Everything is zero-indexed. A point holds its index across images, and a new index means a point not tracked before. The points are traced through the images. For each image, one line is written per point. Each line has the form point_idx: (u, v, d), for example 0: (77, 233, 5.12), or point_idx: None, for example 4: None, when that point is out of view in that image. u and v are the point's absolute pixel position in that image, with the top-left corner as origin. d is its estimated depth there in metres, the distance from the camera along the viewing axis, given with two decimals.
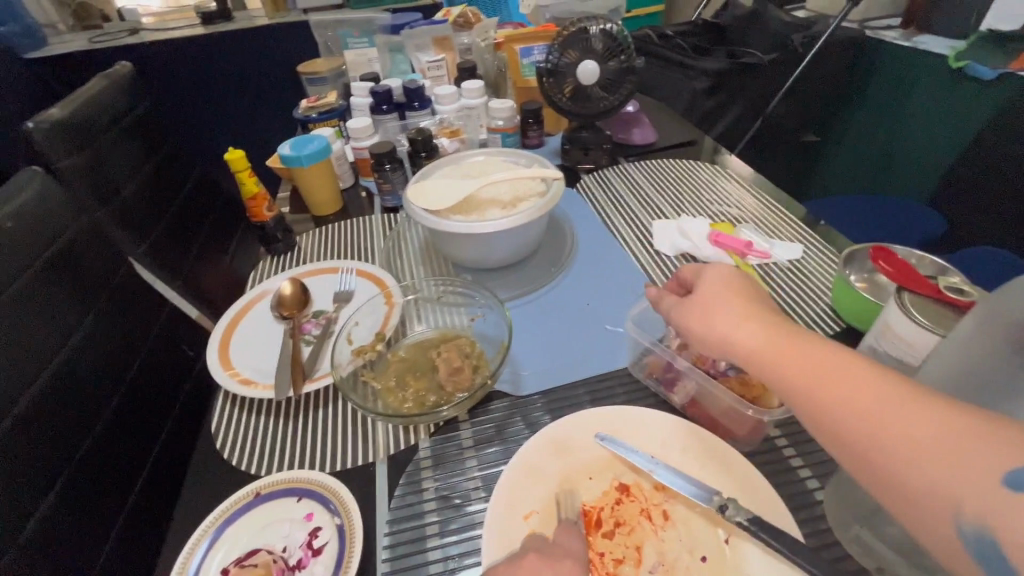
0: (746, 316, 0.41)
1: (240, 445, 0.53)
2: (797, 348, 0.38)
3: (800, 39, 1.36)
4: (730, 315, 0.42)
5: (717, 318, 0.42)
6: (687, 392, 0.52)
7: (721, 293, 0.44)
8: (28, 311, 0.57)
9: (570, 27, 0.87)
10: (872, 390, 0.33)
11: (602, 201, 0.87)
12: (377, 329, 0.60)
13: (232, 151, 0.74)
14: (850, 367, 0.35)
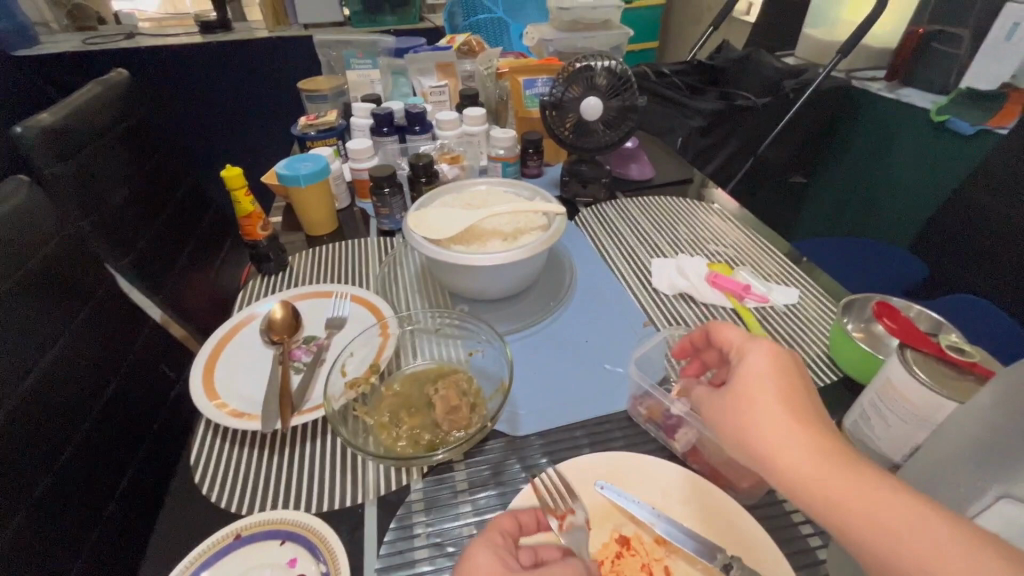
0: (784, 412, 0.39)
1: (221, 480, 0.50)
2: (836, 464, 0.36)
3: (791, 85, 1.41)
4: (766, 406, 0.39)
5: (750, 409, 0.40)
6: (688, 441, 0.51)
7: (758, 378, 0.40)
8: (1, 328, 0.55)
9: (575, 64, 0.88)
10: (910, 526, 0.33)
11: (600, 235, 0.88)
12: (371, 360, 0.58)
13: (230, 168, 0.72)
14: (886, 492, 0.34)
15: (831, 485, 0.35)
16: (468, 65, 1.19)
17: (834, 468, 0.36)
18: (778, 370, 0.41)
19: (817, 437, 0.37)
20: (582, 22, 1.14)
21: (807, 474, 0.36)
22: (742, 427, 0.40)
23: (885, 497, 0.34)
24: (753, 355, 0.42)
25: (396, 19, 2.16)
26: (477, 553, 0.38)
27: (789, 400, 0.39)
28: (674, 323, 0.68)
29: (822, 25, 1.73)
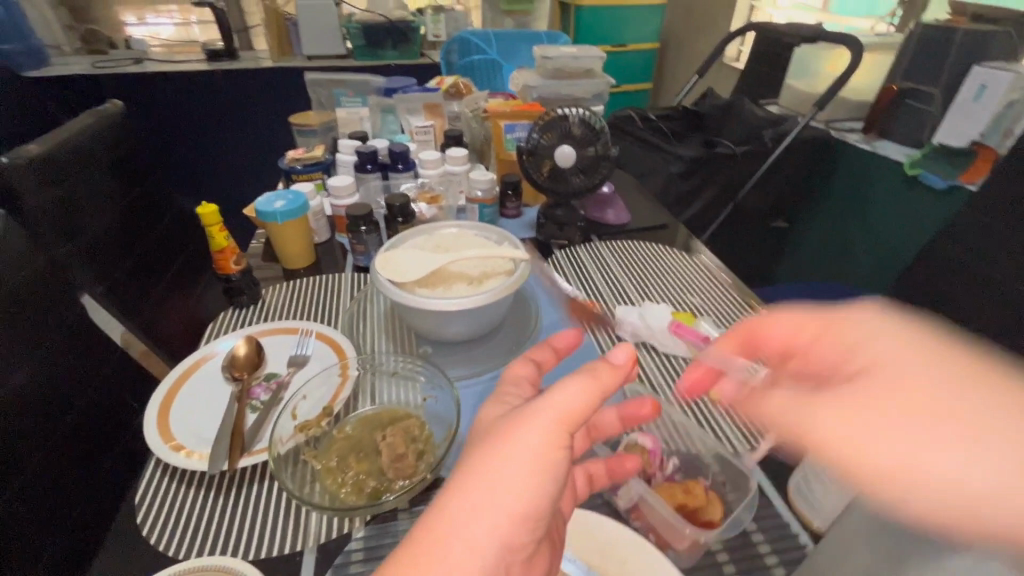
0: (946, 388, 0.30)
1: (163, 521, 0.50)
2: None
3: (770, 135, 1.45)
4: (919, 383, 0.31)
5: (891, 393, 0.31)
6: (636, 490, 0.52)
7: (898, 357, 0.33)
8: None
9: (551, 113, 0.92)
10: None
11: (571, 279, 0.89)
12: (325, 403, 0.59)
13: (206, 205, 0.74)
14: None
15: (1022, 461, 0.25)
16: (455, 106, 1.23)
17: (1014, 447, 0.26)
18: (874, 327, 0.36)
19: (990, 407, 0.28)
20: (565, 70, 1.19)
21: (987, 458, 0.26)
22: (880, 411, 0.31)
23: None
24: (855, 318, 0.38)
25: (397, 54, 2.24)
26: (485, 412, 0.44)
27: (957, 376, 0.30)
28: (633, 372, 0.69)
29: (806, 78, 1.77)
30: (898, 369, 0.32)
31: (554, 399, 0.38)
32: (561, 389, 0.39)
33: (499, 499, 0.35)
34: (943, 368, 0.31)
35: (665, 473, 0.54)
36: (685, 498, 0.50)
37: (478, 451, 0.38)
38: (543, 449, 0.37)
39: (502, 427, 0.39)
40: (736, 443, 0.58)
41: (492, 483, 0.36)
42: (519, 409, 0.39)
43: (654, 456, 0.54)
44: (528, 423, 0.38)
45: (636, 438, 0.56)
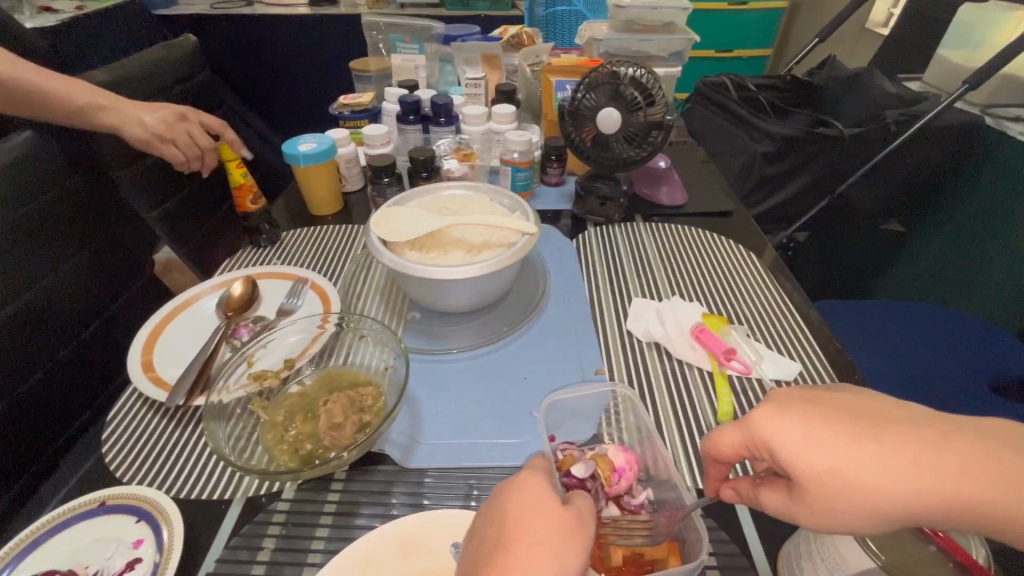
0: (832, 454, 0.32)
1: (121, 442, 0.52)
2: (873, 451, 0.32)
3: (895, 116, 1.18)
4: (826, 466, 0.32)
5: (832, 495, 0.32)
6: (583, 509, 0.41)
7: (798, 456, 0.33)
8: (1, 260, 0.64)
9: (603, 68, 0.80)
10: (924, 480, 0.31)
11: (596, 261, 0.79)
12: (289, 357, 0.57)
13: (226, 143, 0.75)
14: (921, 469, 0.31)
15: (872, 494, 0.31)
16: (514, 59, 1.14)
17: (866, 489, 0.31)
18: (795, 431, 0.33)
19: (849, 458, 0.32)
20: (641, 22, 1.03)
21: (862, 502, 0.31)
22: (827, 502, 0.32)
23: (920, 465, 0.31)
24: (771, 433, 0.34)
25: (488, 4, 2.16)
26: (513, 499, 0.38)
27: (845, 444, 0.32)
28: (632, 378, 0.60)
29: (968, 47, 1.39)
30: (825, 485, 0.32)
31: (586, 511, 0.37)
32: (588, 506, 0.38)
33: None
34: (829, 437, 0.33)
35: (633, 501, 0.44)
36: (642, 545, 0.41)
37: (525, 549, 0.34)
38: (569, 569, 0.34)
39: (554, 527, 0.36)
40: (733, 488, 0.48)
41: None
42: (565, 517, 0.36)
43: (621, 476, 0.45)
44: (575, 543, 0.35)
45: (607, 450, 0.46)
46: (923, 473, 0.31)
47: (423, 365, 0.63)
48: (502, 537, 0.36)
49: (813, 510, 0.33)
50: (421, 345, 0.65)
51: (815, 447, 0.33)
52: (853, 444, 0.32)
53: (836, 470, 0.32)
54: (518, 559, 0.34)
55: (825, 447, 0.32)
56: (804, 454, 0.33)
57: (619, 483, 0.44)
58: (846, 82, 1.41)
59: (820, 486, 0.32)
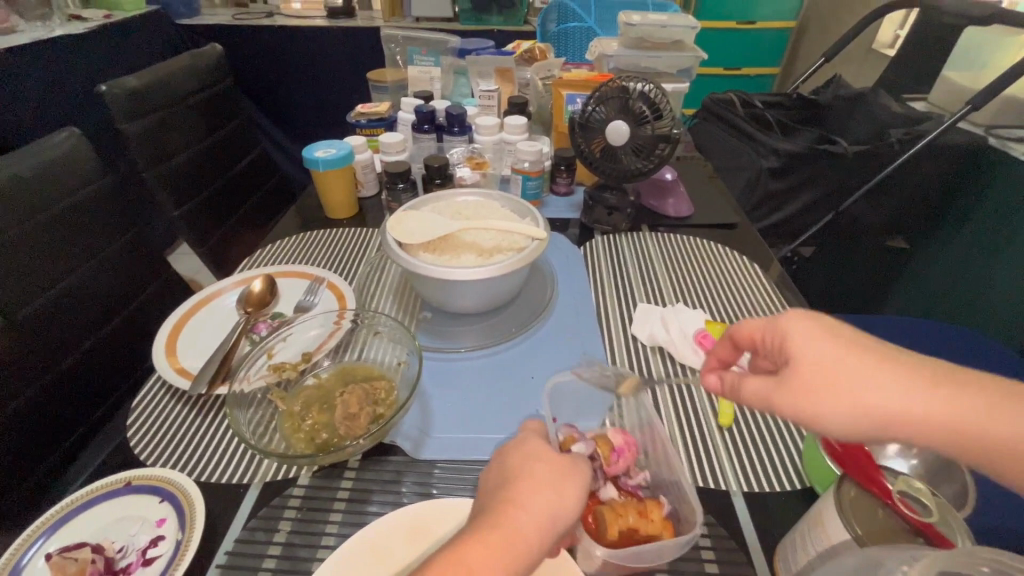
0: (841, 352, 0.36)
1: (146, 428, 0.54)
2: (881, 366, 0.36)
3: (898, 135, 1.20)
4: (829, 361, 0.36)
5: (824, 385, 0.36)
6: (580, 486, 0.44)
7: (809, 348, 0.37)
8: (36, 253, 0.67)
9: (612, 82, 0.83)
10: (917, 401, 0.34)
11: (602, 268, 0.82)
12: (306, 350, 0.60)
13: None
14: (918, 392, 0.35)
15: (860, 393, 0.35)
16: (526, 73, 1.18)
17: (858, 389, 0.35)
18: (817, 328, 0.38)
19: (856, 363, 0.36)
20: (650, 39, 1.07)
21: (848, 397, 0.35)
22: (815, 391, 0.36)
23: (918, 390, 0.35)
24: (795, 327, 0.38)
25: (501, 20, 2.22)
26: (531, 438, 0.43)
27: (857, 352, 0.36)
28: None
29: (972, 70, 1.42)
30: (824, 375, 0.36)
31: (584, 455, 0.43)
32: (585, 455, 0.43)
33: (537, 542, 0.35)
34: (846, 341, 0.37)
35: (631, 480, 0.47)
36: (637, 522, 0.43)
37: (540, 470, 0.39)
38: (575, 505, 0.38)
39: (559, 468, 0.40)
40: (732, 486, 0.50)
41: (538, 523, 0.36)
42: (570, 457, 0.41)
43: (619, 456, 0.47)
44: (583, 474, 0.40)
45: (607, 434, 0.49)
46: (918, 397, 0.35)
47: (434, 364, 0.65)
48: (504, 473, 0.40)
49: (796, 397, 0.37)
50: (432, 344, 0.68)
51: (829, 344, 0.37)
52: (863, 353, 0.36)
53: (842, 367, 0.36)
54: (537, 471, 0.39)
55: (839, 346, 0.37)
56: (815, 346, 0.37)
57: (616, 461, 0.47)
58: (851, 101, 1.44)
59: (817, 376, 0.36)
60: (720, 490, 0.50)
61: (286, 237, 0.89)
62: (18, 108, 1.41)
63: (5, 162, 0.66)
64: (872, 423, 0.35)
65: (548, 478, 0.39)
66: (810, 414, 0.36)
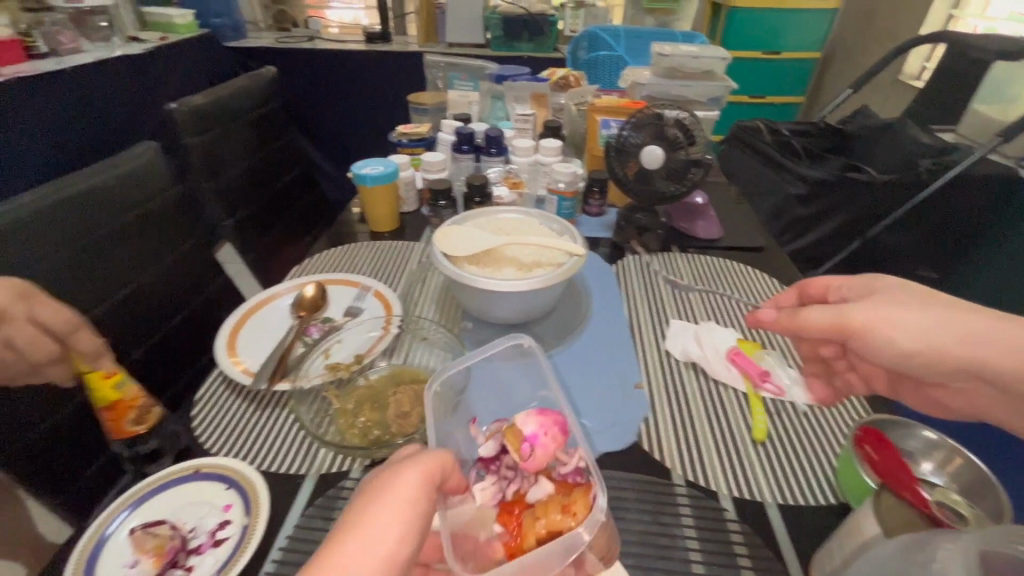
0: (908, 296, 0.49)
1: (210, 419, 0.58)
2: (942, 307, 0.48)
3: (928, 165, 1.21)
4: (897, 300, 0.49)
5: (885, 312, 0.49)
6: (496, 492, 0.46)
7: (886, 294, 0.51)
8: (113, 255, 0.72)
9: (647, 110, 0.87)
10: (964, 329, 0.46)
11: (634, 286, 0.84)
12: (359, 352, 0.63)
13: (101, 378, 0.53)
14: (968, 324, 0.46)
15: (913, 319, 0.47)
16: (561, 98, 1.23)
17: (911, 317, 0.48)
18: (893, 286, 0.52)
19: (918, 302, 0.48)
20: (683, 69, 1.12)
21: (899, 321, 0.48)
22: (876, 315, 0.49)
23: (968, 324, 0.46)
24: (881, 285, 0.53)
25: (532, 47, 2.31)
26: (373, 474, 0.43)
27: (923, 297, 0.49)
28: (669, 392, 0.64)
29: None
30: (886, 304, 0.49)
31: (425, 459, 0.42)
32: (425, 461, 0.42)
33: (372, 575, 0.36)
34: (910, 291, 0.50)
35: (563, 470, 0.47)
36: (558, 519, 0.43)
37: (358, 504, 0.39)
38: (422, 506, 0.40)
39: (376, 495, 0.39)
40: (765, 497, 0.52)
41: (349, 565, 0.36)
42: (395, 474, 0.40)
43: (530, 444, 0.47)
44: (401, 493, 0.39)
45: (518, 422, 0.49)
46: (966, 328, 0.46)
47: None
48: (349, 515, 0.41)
49: (857, 314, 0.49)
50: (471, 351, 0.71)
51: (899, 292, 0.50)
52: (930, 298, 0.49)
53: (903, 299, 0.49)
54: (357, 508, 0.39)
55: (905, 293, 0.50)
56: (887, 292, 0.51)
57: (531, 454, 0.46)
58: (878, 131, 1.46)
59: (880, 305, 0.49)
60: (753, 501, 0.52)
61: (331, 248, 0.94)
62: (81, 121, 1.51)
63: (96, 170, 0.71)
64: (919, 341, 0.48)
65: (360, 511, 0.39)
66: (872, 319, 0.49)
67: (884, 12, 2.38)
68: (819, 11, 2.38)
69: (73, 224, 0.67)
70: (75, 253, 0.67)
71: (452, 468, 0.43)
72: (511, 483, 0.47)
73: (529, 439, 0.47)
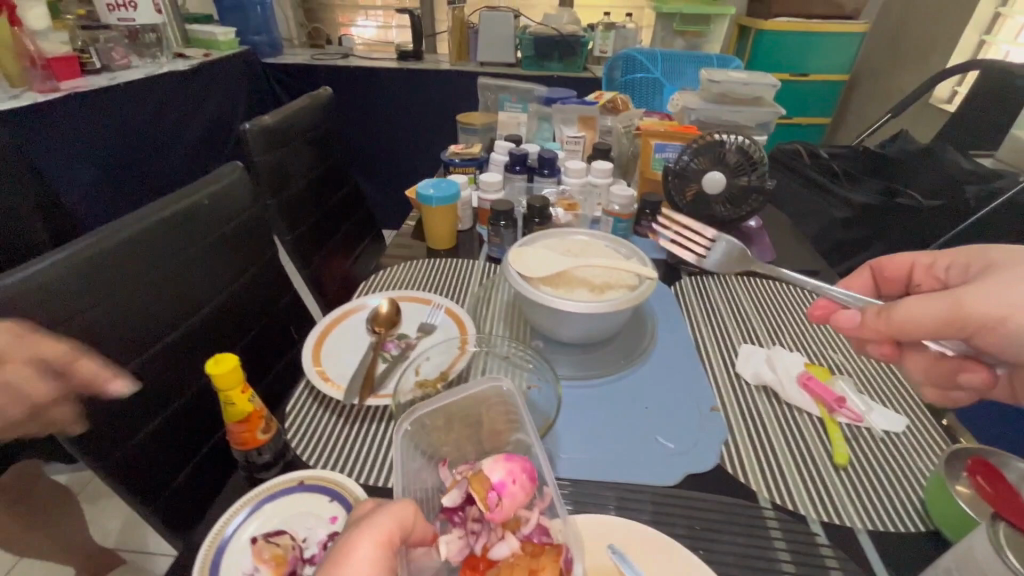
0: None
1: (304, 431, 0.60)
2: None
3: (974, 192, 1.23)
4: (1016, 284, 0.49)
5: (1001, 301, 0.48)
6: (461, 547, 0.46)
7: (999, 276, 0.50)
8: (206, 271, 0.75)
9: (708, 136, 0.89)
10: None
11: (694, 307, 0.86)
12: (443, 369, 0.66)
13: (231, 382, 0.50)
14: None
15: None
16: (608, 121, 1.26)
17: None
18: (1008, 267, 0.51)
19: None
20: (732, 95, 1.14)
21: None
22: (994, 306, 0.48)
23: None
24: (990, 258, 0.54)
25: (561, 66, 2.36)
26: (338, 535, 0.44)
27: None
28: (745, 415, 0.65)
29: None
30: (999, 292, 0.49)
31: (379, 521, 0.41)
32: (383, 520, 0.41)
33: None
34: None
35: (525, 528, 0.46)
36: None
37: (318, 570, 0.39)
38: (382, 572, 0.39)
39: (333, 563, 0.39)
40: (856, 522, 0.53)
41: None
42: (349, 542, 0.40)
43: (495, 494, 0.45)
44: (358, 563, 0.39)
45: (487, 466, 0.47)
46: None
47: None
48: None
49: (971, 303, 0.49)
50: None
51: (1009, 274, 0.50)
52: None
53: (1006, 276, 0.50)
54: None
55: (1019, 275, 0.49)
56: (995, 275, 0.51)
57: (498, 504, 0.45)
58: (917, 156, 1.47)
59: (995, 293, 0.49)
60: (844, 526, 0.53)
61: (394, 264, 0.97)
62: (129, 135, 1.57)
63: (192, 189, 0.74)
64: None
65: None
66: (989, 312, 0.48)
67: (912, 37, 2.40)
68: (847, 35, 2.41)
69: (171, 240, 0.70)
70: (173, 270, 0.70)
71: (417, 522, 0.43)
72: (478, 537, 0.46)
73: (490, 487, 0.46)
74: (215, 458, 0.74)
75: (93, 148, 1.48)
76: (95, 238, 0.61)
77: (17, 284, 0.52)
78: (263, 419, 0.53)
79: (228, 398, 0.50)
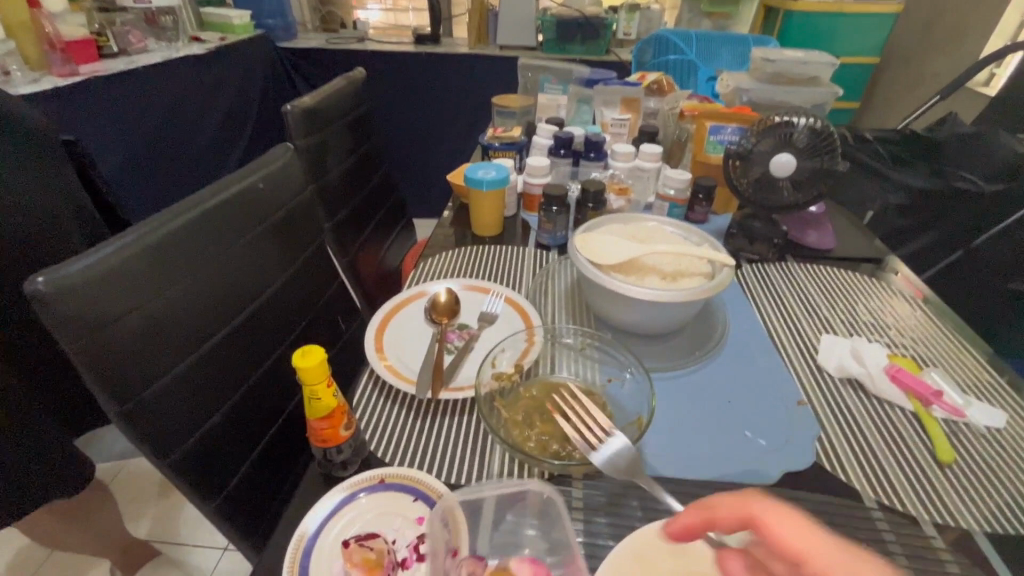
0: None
1: (376, 425, 0.57)
2: None
3: None
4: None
5: None
6: None
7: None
8: (261, 258, 0.72)
9: (775, 117, 0.84)
10: None
11: (760, 296, 0.82)
12: (516, 360, 0.63)
13: (316, 376, 0.47)
14: None
15: None
16: (653, 103, 1.21)
17: None
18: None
19: None
20: (787, 75, 1.09)
21: None
22: None
23: None
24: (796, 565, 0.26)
25: (583, 49, 2.29)
26: None
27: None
28: (835, 410, 0.62)
29: None
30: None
31: None
32: None
33: None
34: None
35: None
36: None
37: None
38: None
39: None
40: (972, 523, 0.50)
41: None
42: None
43: None
44: None
45: None
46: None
47: None
48: None
49: None
50: None
51: None
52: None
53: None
54: None
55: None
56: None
57: None
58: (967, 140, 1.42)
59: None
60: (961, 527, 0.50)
61: (443, 250, 0.94)
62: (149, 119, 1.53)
63: (246, 171, 0.71)
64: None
65: None
66: None
67: (948, 17, 2.33)
68: (878, 16, 2.34)
69: (226, 227, 0.66)
70: (228, 259, 0.66)
71: None
72: None
73: None
74: (271, 452, 0.71)
75: (116, 133, 1.44)
76: (148, 228, 0.56)
77: (81, 273, 0.49)
78: (345, 415, 0.51)
79: (313, 393, 0.48)
